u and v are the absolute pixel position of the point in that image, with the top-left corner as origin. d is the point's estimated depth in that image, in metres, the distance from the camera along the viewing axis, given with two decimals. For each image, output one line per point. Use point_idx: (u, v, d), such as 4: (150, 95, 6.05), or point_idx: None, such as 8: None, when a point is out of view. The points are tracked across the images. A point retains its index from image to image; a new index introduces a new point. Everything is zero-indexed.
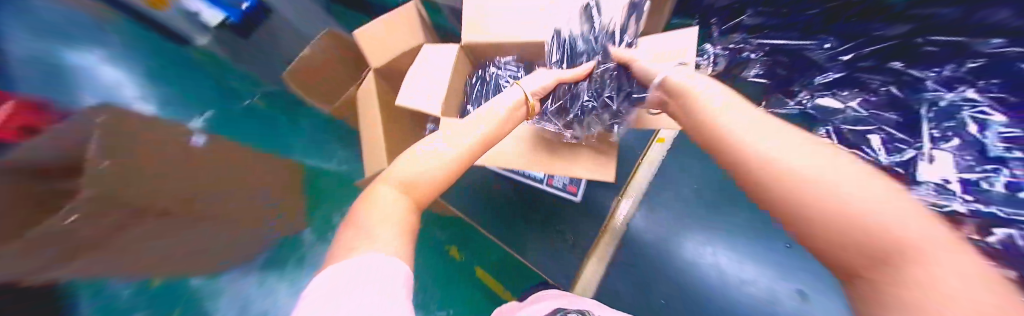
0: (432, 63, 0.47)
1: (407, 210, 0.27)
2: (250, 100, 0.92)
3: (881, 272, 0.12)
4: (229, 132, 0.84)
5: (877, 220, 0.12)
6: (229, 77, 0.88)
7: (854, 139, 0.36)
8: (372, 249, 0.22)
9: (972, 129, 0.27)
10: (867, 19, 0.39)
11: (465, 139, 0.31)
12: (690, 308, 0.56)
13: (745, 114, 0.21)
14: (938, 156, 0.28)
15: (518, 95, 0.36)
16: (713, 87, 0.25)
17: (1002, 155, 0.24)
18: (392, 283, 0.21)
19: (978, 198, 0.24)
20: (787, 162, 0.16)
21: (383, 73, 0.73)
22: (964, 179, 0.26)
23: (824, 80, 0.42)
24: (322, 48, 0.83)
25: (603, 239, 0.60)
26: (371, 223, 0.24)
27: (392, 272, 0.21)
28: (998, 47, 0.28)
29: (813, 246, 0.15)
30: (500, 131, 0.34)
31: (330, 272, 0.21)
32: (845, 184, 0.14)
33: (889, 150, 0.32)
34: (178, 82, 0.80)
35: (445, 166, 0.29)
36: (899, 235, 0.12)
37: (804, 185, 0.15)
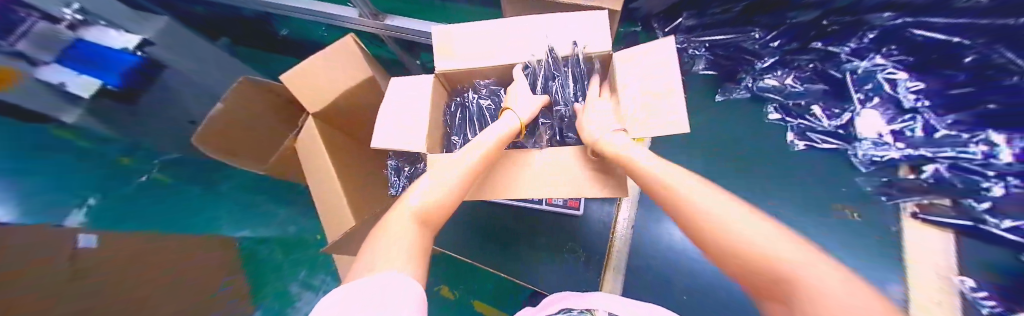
0: (398, 103, 0.41)
1: (417, 235, 0.27)
2: (148, 176, 0.76)
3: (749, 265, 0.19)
4: (116, 224, 0.63)
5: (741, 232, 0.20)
6: (112, 151, 0.71)
7: (799, 111, 0.60)
8: (388, 272, 0.20)
9: (888, 87, 0.51)
10: (784, 10, 0.58)
11: (453, 173, 0.32)
12: (708, 300, 0.55)
13: (666, 167, 0.30)
14: (869, 114, 0.53)
15: (507, 125, 0.39)
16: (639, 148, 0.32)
17: (911, 106, 0.49)
18: (390, 300, 0.17)
19: (907, 144, 0.50)
20: (694, 198, 0.25)
21: (325, 120, 0.63)
22: (894, 130, 0.51)
23: (763, 65, 0.64)
24: (240, 98, 0.70)
25: (612, 255, 0.59)
26: (382, 251, 0.23)
27: (401, 294, 0.18)
28: (889, 19, 0.47)
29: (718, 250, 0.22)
30: (488, 159, 0.34)
31: (326, 300, 0.18)
32: (708, 207, 0.23)
33: (831, 115, 0.57)
34: (49, 174, 0.60)
35: (447, 200, 0.31)
36: (749, 239, 0.19)
37: (704, 212, 0.23)
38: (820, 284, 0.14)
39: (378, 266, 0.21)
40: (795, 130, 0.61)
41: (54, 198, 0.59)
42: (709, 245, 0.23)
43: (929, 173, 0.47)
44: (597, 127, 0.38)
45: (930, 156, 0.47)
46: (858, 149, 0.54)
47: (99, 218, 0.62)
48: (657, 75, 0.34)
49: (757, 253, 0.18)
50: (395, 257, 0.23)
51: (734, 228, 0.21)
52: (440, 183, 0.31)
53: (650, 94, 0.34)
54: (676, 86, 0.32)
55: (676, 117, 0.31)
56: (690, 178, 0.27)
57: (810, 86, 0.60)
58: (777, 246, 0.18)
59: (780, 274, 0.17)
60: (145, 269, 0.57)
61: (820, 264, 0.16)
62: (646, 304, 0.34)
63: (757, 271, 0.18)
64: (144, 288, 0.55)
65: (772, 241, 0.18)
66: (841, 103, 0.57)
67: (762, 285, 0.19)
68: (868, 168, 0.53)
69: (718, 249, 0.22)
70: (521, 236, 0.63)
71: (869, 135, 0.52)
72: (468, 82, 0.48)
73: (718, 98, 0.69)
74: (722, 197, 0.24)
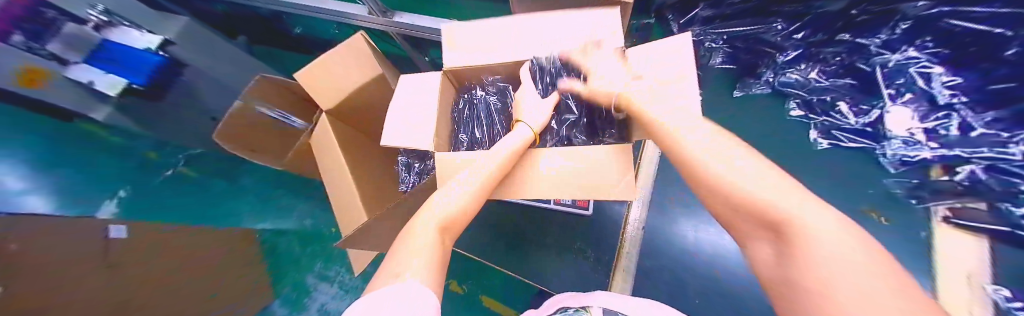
0: (408, 101, 0.42)
1: (437, 244, 0.28)
2: (174, 170, 0.87)
3: (741, 206, 0.21)
4: (141, 216, 0.77)
5: (730, 179, 0.22)
6: (141, 147, 0.84)
7: (823, 109, 0.59)
8: (408, 281, 0.22)
9: (921, 83, 0.49)
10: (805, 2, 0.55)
11: (466, 180, 0.32)
12: (716, 300, 0.56)
13: (670, 108, 0.30)
14: (899, 110, 0.51)
15: (524, 132, 0.37)
16: (648, 94, 0.33)
17: (946, 102, 0.47)
18: (412, 308, 0.19)
19: (939, 144, 0.49)
20: (688, 144, 0.26)
21: (337, 116, 0.65)
22: (927, 128, 0.50)
23: (785, 58, 0.61)
24: (262, 96, 0.73)
25: (623, 253, 0.59)
26: (406, 258, 0.25)
27: (421, 300, 0.20)
28: (926, 8, 0.45)
29: (711, 195, 0.24)
30: (513, 159, 0.34)
31: (362, 299, 0.20)
32: (700, 153, 0.25)
33: (858, 112, 0.55)
34: (86, 170, 0.76)
35: (463, 208, 0.32)
36: (736, 184, 0.21)
37: (696, 162, 0.25)
38: (809, 223, 0.17)
39: (399, 274, 0.23)
40: (821, 127, 0.59)
41: (90, 192, 0.74)
42: (702, 186, 0.25)
43: (964, 175, 0.46)
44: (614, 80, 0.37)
45: (965, 156, 0.46)
46: (887, 149, 0.53)
47: (132, 211, 0.77)
48: (669, 63, 0.32)
49: (743, 196, 0.21)
50: (416, 267, 0.24)
51: (722, 175, 0.23)
52: (455, 195, 0.32)
53: (663, 83, 0.32)
54: (689, 71, 0.31)
55: (685, 102, 0.30)
56: (705, 131, 0.27)
57: (836, 81, 0.57)
58: (760, 184, 0.20)
59: (768, 215, 0.19)
60: (146, 266, 0.60)
61: (806, 202, 0.19)
62: (652, 303, 0.34)
63: (748, 212, 0.21)
64: (145, 290, 0.59)
65: (757, 182, 0.21)
66: (870, 99, 0.54)
67: (754, 230, 0.21)
68: (898, 169, 0.52)
69: (712, 194, 0.24)
70: (529, 235, 0.63)
71: (897, 130, 0.52)
72: (475, 79, 0.48)
73: (736, 93, 0.66)
74: (720, 144, 0.25)
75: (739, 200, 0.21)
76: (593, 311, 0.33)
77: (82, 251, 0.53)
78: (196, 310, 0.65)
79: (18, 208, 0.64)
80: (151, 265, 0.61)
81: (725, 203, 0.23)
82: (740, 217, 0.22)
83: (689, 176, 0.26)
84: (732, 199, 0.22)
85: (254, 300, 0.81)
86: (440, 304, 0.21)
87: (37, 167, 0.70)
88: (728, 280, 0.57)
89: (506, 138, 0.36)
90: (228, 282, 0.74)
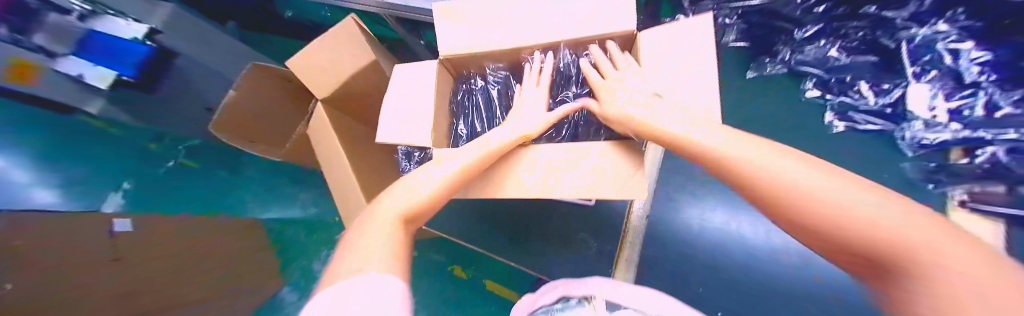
0: (405, 90, 0.40)
1: (396, 229, 0.29)
2: (175, 161, 0.83)
3: (797, 206, 0.20)
4: (156, 208, 0.73)
5: (775, 175, 0.22)
6: (139, 140, 0.79)
7: (837, 87, 0.62)
8: (376, 274, 0.23)
9: (946, 59, 0.53)
10: None
11: (434, 174, 0.32)
12: (712, 280, 0.61)
13: (676, 116, 0.29)
14: (916, 88, 0.55)
15: (519, 131, 0.35)
16: (647, 103, 0.32)
17: (972, 80, 0.52)
18: (377, 297, 0.20)
19: (960, 123, 0.53)
20: (709, 144, 0.26)
21: (333, 104, 0.63)
22: (950, 108, 0.54)
23: (805, 34, 0.62)
24: (251, 87, 0.70)
25: (626, 240, 0.60)
26: (364, 249, 0.26)
27: (382, 287, 0.21)
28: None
29: (751, 189, 0.24)
30: (487, 158, 0.33)
31: (318, 297, 0.21)
32: (741, 153, 0.24)
33: (878, 92, 0.59)
34: (98, 163, 0.71)
35: (428, 197, 0.32)
36: (793, 184, 0.21)
37: (733, 162, 0.24)
38: (886, 221, 0.16)
39: (360, 269, 0.23)
40: (839, 109, 0.63)
41: (95, 185, 0.68)
42: (741, 184, 0.24)
43: (986, 158, 0.51)
44: (620, 102, 0.34)
45: (988, 138, 0.50)
46: (908, 131, 0.57)
47: (143, 202, 0.72)
48: (682, 52, 0.32)
49: (814, 197, 0.19)
50: (377, 261, 0.25)
51: (770, 178, 0.22)
52: (420, 188, 0.32)
53: (676, 78, 0.32)
54: (704, 49, 0.31)
55: (693, 101, 0.30)
56: (718, 131, 0.27)
57: (857, 58, 0.59)
58: (806, 180, 0.20)
59: (828, 219, 0.18)
60: (154, 255, 0.61)
61: (873, 197, 0.18)
62: (653, 292, 0.35)
63: (797, 213, 0.20)
64: (157, 269, 0.60)
65: (816, 180, 0.20)
66: (896, 77, 0.58)
67: (814, 233, 0.20)
68: (916, 152, 0.58)
69: (756, 193, 0.23)
70: (531, 224, 0.64)
71: (921, 110, 0.55)
72: (475, 66, 0.45)
73: (750, 73, 0.69)
74: (757, 144, 0.25)
75: (791, 197, 0.20)
76: (596, 303, 0.32)
77: (80, 242, 0.52)
78: (213, 288, 0.67)
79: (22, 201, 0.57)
80: (159, 252, 0.62)
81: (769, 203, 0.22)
82: (789, 219, 0.22)
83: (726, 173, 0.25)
84: (781, 196, 0.21)
85: (262, 282, 0.81)
86: (405, 292, 0.23)
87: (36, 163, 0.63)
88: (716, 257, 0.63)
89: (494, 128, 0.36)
90: (239, 263, 0.75)
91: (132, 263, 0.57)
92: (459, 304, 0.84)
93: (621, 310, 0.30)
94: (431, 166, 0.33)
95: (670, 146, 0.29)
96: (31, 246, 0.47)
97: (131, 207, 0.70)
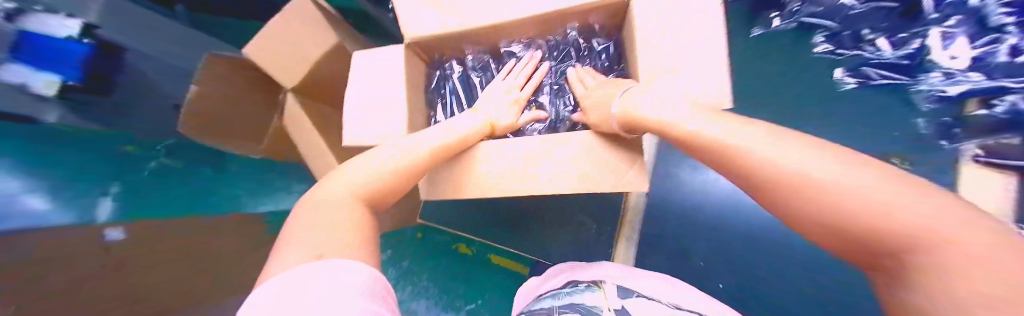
0: (373, 74, 0.39)
1: (356, 210, 0.30)
2: (158, 161, 0.56)
3: (743, 164, 0.23)
4: (137, 213, 0.48)
5: (722, 140, 0.25)
6: (119, 138, 0.52)
7: (847, 40, 0.63)
8: (333, 258, 0.22)
9: (972, 2, 0.53)
10: None
11: (391, 156, 0.34)
12: (712, 245, 0.68)
13: (651, 95, 0.33)
14: (932, 34, 0.56)
15: (481, 120, 0.41)
16: (647, 83, 0.35)
17: (998, 23, 0.52)
18: (341, 285, 0.20)
19: (980, 71, 0.54)
20: (660, 119, 0.31)
21: (307, 93, 0.58)
22: (972, 55, 0.54)
23: None
24: (220, 78, 0.65)
25: (626, 220, 0.72)
26: (312, 230, 0.26)
27: (348, 277, 0.21)
28: None
29: (707, 151, 0.26)
30: (455, 141, 0.38)
31: (259, 289, 0.20)
32: (688, 123, 0.28)
33: (896, 43, 0.60)
34: (78, 168, 0.45)
35: (388, 177, 0.34)
36: (731, 146, 0.24)
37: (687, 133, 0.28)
38: (816, 174, 0.18)
39: (322, 253, 0.23)
40: (852, 64, 0.65)
41: (77, 189, 0.44)
42: (700, 152, 0.28)
43: (1005, 107, 0.52)
44: (605, 90, 0.40)
45: (1009, 86, 0.52)
46: (926, 85, 0.60)
47: (128, 206, 0.48)
48: (683, 21, 0.33)
49: (742, 155, 0.23)
50: (340, 244, 0.25)
51: (722, 144, 0.25)
52: (378, 165, 0.34)
53: (666, 56, 0.34)
54: (713, 10, 0.32)
55: (675, 75, 0.33)
56: (694, 111, 0.29)
57: (873, 4, 0.59)
58: (742, 141, 0.23)
59: (766, 175, 0.21)
60: (156, 262, 0.48)
61: (800, 148, 0.20)
62: (665, 278, 0.35)
63: (750, 173, 0.22)
64: (166, 264, 0.49)
65: (749, 141, 0.23)
66: (910, 25, 0.58)
67: (766, 195, 0.22)
68: (931, 105, 0.61)
69: (718, 160, 0.26)
70: (532, 219, 0.76)
71: (942, 60, 0.57)
72: (452, 51, 0.47)
73: (756, 31, 0.71)
74: (701, 114, 0.28)
75: (731, 155, 0.24)
76: (605, 287, 0.31)
77: (70, 239, 0.40)
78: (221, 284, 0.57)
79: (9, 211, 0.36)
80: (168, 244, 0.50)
81: (732, 167, 0.24)
82: (746, 181, 0.24)
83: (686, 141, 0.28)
84: (727, 156, 0.24)
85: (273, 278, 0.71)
86: (370, 276, 0.23)
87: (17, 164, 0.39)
88: (712, 220, 0.69)
89: (455, 116, 0.41)
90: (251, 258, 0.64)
91: (134, 258, 0.46)
92: (466, 281, 0.84)
93: (633, 298, 0.28)
94: (387, 145, 0.36)
95: (626, 124, 0.34)
96: (27, 239, 0.36)
97: (123, 213, 0.47)
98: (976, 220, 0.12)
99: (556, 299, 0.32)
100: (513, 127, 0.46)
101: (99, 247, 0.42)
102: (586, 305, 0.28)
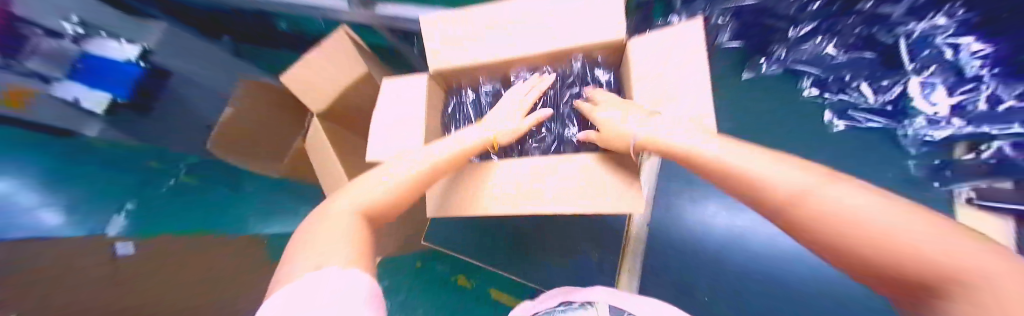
0: (401, 98, 0.44)
1: (357, 222, 0.31)
2: (176, 178, 0.65)
3: (763, 189, 0.25)
4: (150, 230, 0.55)
5: (738, 166, 0.27)
6: (144, 158, 0.62)
7: (834, 84, 0.66)
8: (340, 266, 0.24)
9: (950, 55, 0.53)
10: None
11: (406, 167, 0.36)
12: (718, 279, 0.67)
13: (654, 118, 0.35)
14: (912, 81, 0.58)
15: (485, 132, 0.43)
16: (653, 105, 0.37)
17: (973, 75, 0.52)
18: (348, 291, 0.22)
19: (962, 115, 0.55)
20: (668, 139, 0.33)
21: (333, 118, 0.64)
22: (955, 104, 0.56)
23: (798, 33, 0.64)
24: (253, 99, 0.72)
25: (629, 247, 0.71)
26: (315, 245, 0.27)
27: (355, 286, 0.23)
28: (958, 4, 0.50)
29: (725, 177, 0.28)
30: (466, 150, 0.40)
31: (270, 300, 0.22)
32: (701, 147, 0.30)
33: (880, 89, 0.62)
34: (108, 183, 0.55)
35: (395, 188, 0.35)
36: (749, 172, 0.26)
37: (699, 156, 0.30)
38: (836, 200, 0.20)
39: (321, 263, 0.25)
40: (838, 108, 0.69)
41: (101, 206, 0.52)
42: (717, 179, 0.29)
43: (994, 152, 0.54)
44: (605, 111, 0.42)
45: (992, 133, 0.53)
46: (911, 128, 0.63)
47: (139, 222, 0.55)
48: (679, 52, 0.36)
49: (759, 180, 0.25)
50: (342, 254, 0.26)
51: (738, 169, 0.27)
52: (393, 176, 0.36)
53: (665, 83, 0.37)
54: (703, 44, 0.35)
55: (674, 101, 0.36)
56: (698, 136, 0.31)
57: (854, 54, 0.61)
58: (761, 169, 0.25)
59: (786, 198, 0.23)
60: (155, 283, 0.52)
61: (817, 179, 0.22)
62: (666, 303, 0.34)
63: (772, 199, 0.24)
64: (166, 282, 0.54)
65: (768, 168, 0.25)
66: (891, 73, 0.60)
67: (787, 220, 0.24)
68: (919, 148, 0.64)
69: (736, 185, 0.27)
70: (540, 242, 0.76)
71: (922, 105, 0.59)
72: (468, 80, 0.52)
73: (745, 75, 0.76)
74: (712, 140, 0.30)
75: (749, 180, 0.26)
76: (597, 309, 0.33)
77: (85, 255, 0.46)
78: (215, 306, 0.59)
79: (42, 220, 0.44)
80: (170, 263, 0.55)
81: (751, 193, 0.26)
82: (766, 206, 0.25)
83: (703, 169, 0.30)
84: (745, 182, 0.26)
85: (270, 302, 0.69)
86: (373, 287, 0.24)
87: (52, 183, 0.48)
88: (717, 253, 0.68)
89: (465, 128, 0.43)
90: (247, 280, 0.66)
91: (135, 276, 0.51)
92: (465, 315, 0.79)
93: None
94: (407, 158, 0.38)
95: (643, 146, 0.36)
96: (51, 250, 0.43)
97: (135, 229, 0.54)
98: (989, 253, 0.14)
99: None
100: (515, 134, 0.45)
101: (110, 263, 0.48)
102: None
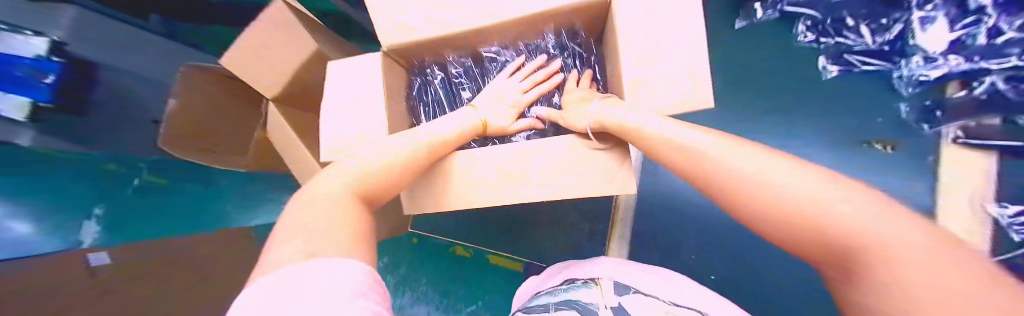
0: (351, 78, 0.38)
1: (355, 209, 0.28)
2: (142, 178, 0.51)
3: (712, 171, 0.25)
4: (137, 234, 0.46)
5: (691, 149, 0.28)
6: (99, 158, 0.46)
7: (829, 27, 0.64)
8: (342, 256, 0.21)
9: None
10: None
11: (386, 156, 0.33)
12: (705, 232, 0.70)
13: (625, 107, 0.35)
14: (913, 18, 0.55)
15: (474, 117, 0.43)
16: (635, 68, 0.34)
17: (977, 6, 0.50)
18: (340, 283, 0.18)
19: (965, 54, 0.52)
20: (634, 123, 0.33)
21: (288, 101, 0.57)
22: (956, 38, 0.52)
23: None
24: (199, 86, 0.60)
25: (618, 218, 0.74)
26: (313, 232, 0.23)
27: (345, 278, 0.19)
28: None
29: (675, 161, 0.29)
30: (452, 139, 0.39)
31: (248, 291, 0.17)
32: (662, 131, 0.30)
33: (877, 30, 0.59)
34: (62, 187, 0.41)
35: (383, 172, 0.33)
36: (703, 152, 0.26)
37: (658, 140, 0.31)
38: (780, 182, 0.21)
39: (316, 250, 0.21)
40: (831, 53, 0.67)
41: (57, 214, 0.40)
42: (668, 161, 0.30)
43: (984, 89, 0.53)
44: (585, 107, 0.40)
45: (989, 68, 0.51)
46: (906, 69, 0.60)
47: (116, 228, 0.45)
48: (670, 11, 0.32)
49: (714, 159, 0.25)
50: (340, 239, 0.23)
51: (695, 149, 0.27)
52: (372, 164, 0.33)
53: (651, 46, 0.33)
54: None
55: (661, 64, 0.33)
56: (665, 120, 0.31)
57: None
58: (712, 150, 0.26)
59: (735, 180, 0.23)
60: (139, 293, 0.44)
61: (757, 158, 0.23)
62: (661, 271, 0.36)
63: (719, 179, 0.25)
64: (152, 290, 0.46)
65: (717, 148, 0.26)
66: (890, 9, 0.57)
67: (725, 196, 0.25)
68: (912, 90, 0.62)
69: (687, 164, 0.28)
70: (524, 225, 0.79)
71: (921, 42, 0.55)
72: (433, 56, 0.46)
73: (737, 24, 0.75)
74: (674, 125, 0.30)
75: (702, 160, 0.26)
76: (602, 283, 0.32)
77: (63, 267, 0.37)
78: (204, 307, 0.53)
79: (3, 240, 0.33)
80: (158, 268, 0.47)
81: (699, 172, 0.27)
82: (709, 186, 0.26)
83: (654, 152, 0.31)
84: (697, 163, 0.27)
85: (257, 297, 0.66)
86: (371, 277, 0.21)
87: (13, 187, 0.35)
88: (702, 209, 0.70)
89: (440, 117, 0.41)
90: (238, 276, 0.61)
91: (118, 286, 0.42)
92: (465, 282, 0.82)
93: (630, 294, 0.28)
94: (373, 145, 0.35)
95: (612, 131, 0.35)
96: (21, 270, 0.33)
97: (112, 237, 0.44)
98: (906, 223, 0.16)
99: (553, 295, 0.33)
100: (506, 131, 0.47)
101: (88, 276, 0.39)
102: (585, 302, 0.28)
